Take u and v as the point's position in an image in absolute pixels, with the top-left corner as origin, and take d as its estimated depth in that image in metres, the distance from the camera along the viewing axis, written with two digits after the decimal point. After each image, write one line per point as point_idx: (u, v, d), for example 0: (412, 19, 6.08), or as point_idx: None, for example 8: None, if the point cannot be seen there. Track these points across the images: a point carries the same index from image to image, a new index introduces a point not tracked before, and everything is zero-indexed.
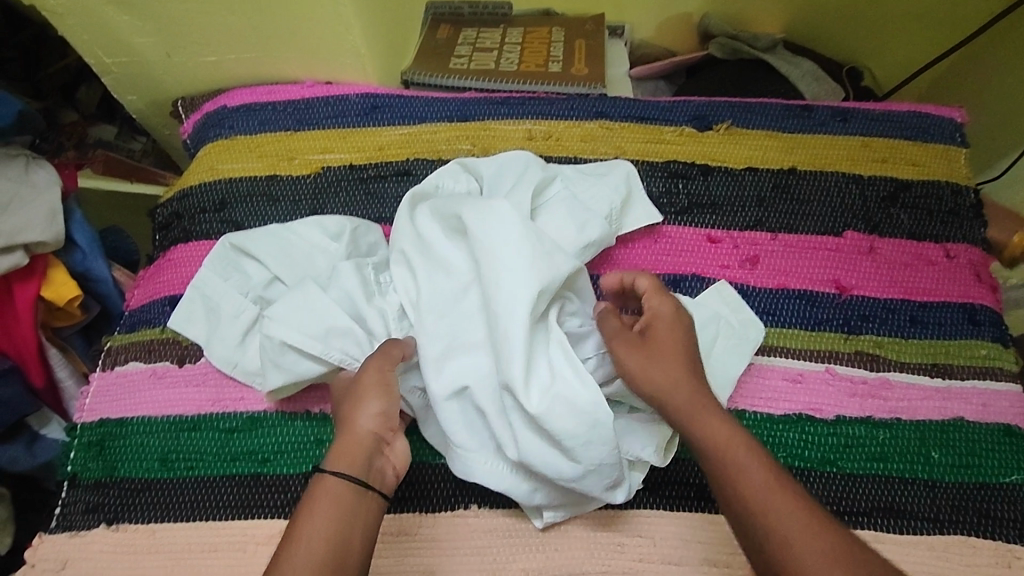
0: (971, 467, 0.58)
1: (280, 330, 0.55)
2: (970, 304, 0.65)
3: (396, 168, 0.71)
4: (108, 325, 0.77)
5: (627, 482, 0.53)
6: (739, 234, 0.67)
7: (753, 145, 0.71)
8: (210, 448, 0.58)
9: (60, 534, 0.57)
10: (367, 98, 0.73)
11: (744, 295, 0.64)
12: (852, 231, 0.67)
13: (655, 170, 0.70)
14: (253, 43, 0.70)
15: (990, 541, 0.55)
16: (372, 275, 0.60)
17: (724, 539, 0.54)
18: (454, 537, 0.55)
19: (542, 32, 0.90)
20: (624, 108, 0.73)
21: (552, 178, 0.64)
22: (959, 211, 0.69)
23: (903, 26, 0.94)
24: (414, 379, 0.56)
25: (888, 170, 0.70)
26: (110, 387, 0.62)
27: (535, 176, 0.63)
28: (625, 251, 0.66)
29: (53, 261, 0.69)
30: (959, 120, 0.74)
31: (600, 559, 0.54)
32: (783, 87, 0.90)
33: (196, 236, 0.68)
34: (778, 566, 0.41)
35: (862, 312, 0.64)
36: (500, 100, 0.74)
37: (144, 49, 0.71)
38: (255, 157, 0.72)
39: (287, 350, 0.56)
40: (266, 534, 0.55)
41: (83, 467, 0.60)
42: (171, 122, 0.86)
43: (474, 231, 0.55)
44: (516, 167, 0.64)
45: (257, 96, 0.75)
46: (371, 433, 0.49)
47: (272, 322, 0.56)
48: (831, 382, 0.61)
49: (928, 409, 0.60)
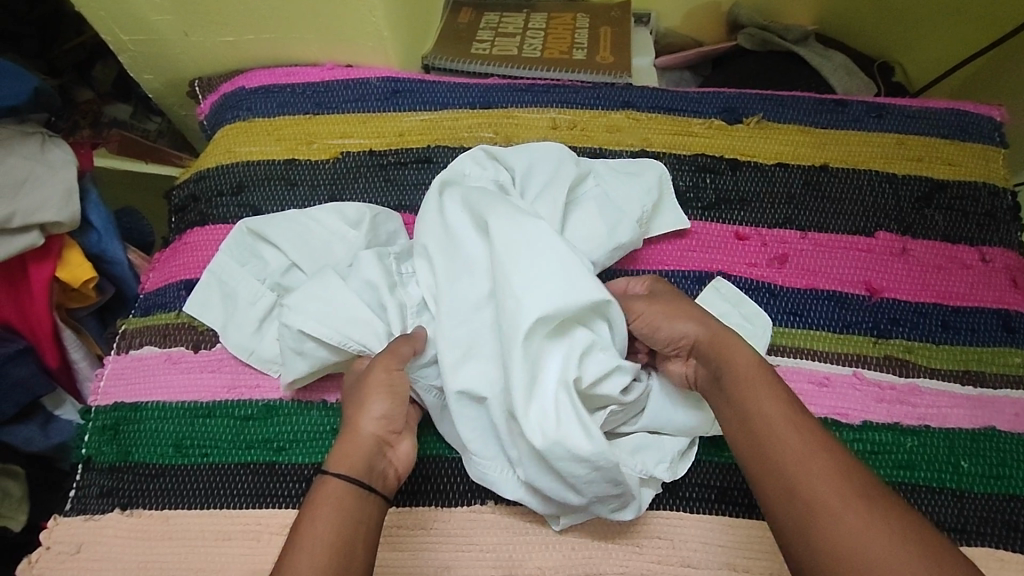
0: (1001, 478, 0.56)
1: (300, 319, 0.54)
2: (1005, 310, 0.63)
3: (416, 155, 0.69)
4: (123, 308, 0.77)
5: (637, 500, 0.52)
6: (768, 231, 0.65)
7: (784, 139, 0.69)
8: (225, 435, 0.58)
9: (75, 517, 0.57)
10: (388, 82, 0.72)
11: (772, 294, 0.62)
12: (884, 231, 0.65)
13: (682, 164, 0.68)
14: (272, 23, 0.68)
15: (1018, 554, 0.54)
16: (394, 265, 0.58)
17: (745, 543, 0.53)
18: (470, 533, 0.54)
19: (567, 18, 0.87)
20: (651, 99, 0.71)
21: (587, 174, 0.62)
22: (996, 213, 0.67)
23: (939, 19, 0.91)
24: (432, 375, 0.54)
25: (924, 169, 0.68)
26: (125, 371, 0.62)
27: (569, 171, 0.61)
28: (650, 246, 0.65)
29: (68, 242, 0.68)
30: (998, 119, 0.71)
31: (619, 560, 0.53)
32: (813, 81, 0.88)
33: (212, 220, 0.67)
34: (812, 535, 0.39)
35: (892, 316, 0.62)
36: (525, 88, 0.72)
37: (162, 27, 0.69)
38: (274, 141, 0.71)
39: (306, 338, 0.55)
40: (280, 524, 0.54)
41: (98, 451, 0.59)
42: (187, 103, 0.84)
43: (498, 233, 0.53)
44: (549, 159, 0.62)
45: (276, 78, 0.73)
46: (373, 436, 0.48)
47: (291, 311, 0.55)
48: (859, 387, 0.59)
49: (958, 417, 0.58)
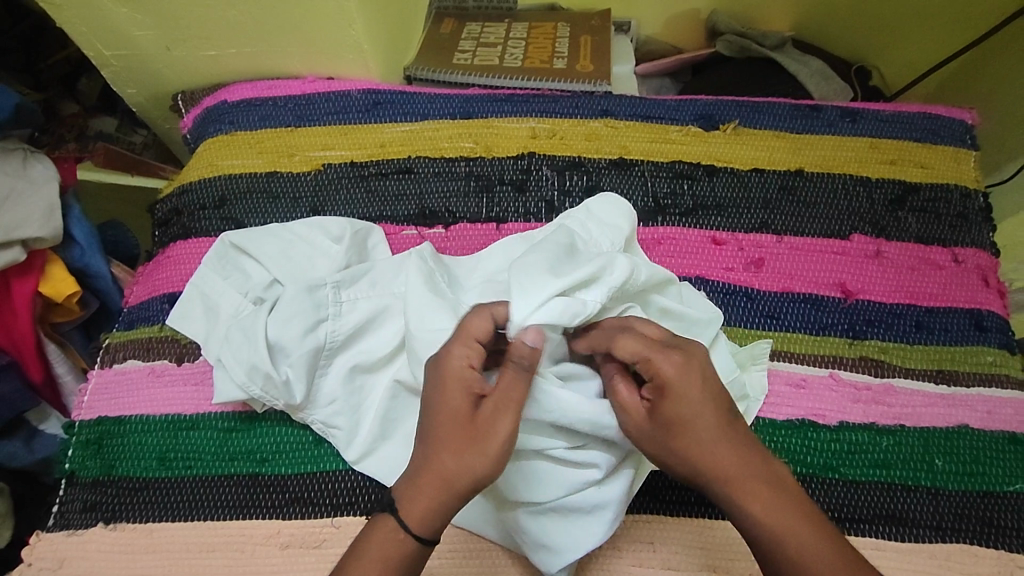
0: (975, 476, 0.57)
1: (231, 360, 0.55)
2: (977, 310, 0.64)
3: (397, 166, 0.70)
4: (108, 321, 0.77)
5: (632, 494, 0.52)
6: (745, 236, 0.66)
7: (759, 146, 0.70)
8: (208, 447, 0.58)
9: (58, 532, 0.57)
10: (369, 94, 0.73)
11: (749, 298, 0.63)
12: (859, 234, 0.66)
13: (660, 171, 0.69)
14: (253, 37, 0.69)
15: (992, 550, 0.55)
16: (328, 296, 0.56)
17: (725, 545, 0.54)
18: (453, 542, 0.54)
19: (547, 28, 0.89)
20: (629, 107, 0.72)
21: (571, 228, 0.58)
22: (967, 215, 0.68)
23: (912, 25, 0.92)
24: (316, 413, 0.56)
25: (897, 172, 0.69)
26: (108, 385, 0.62)
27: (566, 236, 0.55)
28: (653, 245, 0.66)
29: (51, 257, 0.69)
30: (969, 123, 0.73)
31: (600, 564, 0.54)
32: (791, 86, 0.89)
33: (195, 233, 0.68)
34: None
35: (867, 317, 0.63)
36: (504, 98, 0.73)
37: (143, 43, 0.70)
38: (256, 153, 0.71)
39: (234, 368, 0.55)
40: (264, 535, 0.55)
41: (81, 465, 0.59)
42: (170, 115, 0.85)
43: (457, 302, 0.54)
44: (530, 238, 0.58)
45: (258, 92, 0.74)
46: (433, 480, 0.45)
47: (228, 353, 0.55)
48: (835, 388, 0.60)
49: (932, 416, 0.59)
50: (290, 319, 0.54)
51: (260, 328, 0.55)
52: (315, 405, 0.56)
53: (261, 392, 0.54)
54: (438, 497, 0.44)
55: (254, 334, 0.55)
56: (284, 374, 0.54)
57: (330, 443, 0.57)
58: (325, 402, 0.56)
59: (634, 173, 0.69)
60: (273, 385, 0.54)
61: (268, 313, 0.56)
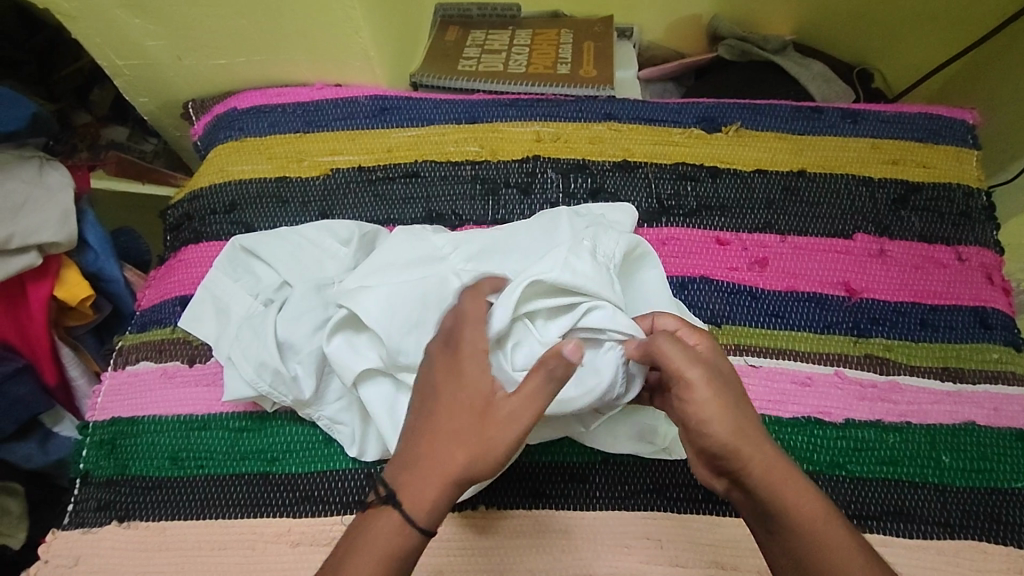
0: (983, 472, 0.57)
1: (238, 358, 0.56)
2: (982, 307, 0.64)
3: (404, 170, 0.71)
4: (120, 325, 0.78)
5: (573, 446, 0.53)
6: (748, 236, 0.67)
7: (762, 147, 0.71)
8: (219, 447, 0.59)
9: (73, 531, 0.58)
10: (376, 100, 0.74)
11: (753, 297, 0.64)
12: (862, 233, 0.67)
13: (663, 173, 0.70)
14: (263, 45, 0.70)
15: (1001, 547, 0.55)
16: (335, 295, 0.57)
17: (733, 542, 0.54)
18: (462, 540, 0.55)
19: (550, 34, 0.90)
20: (632, 110, 0.73)
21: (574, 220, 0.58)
22: (971, 213, 0.68)
23: (912, 27, 0.93)
24: (323, 409, 0.57)
25: (900, 172, 0.70)
26: (122, 387, 0.63)
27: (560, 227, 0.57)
28: None
29: (66, 262, 0.70)
30: (971, 122, 0.73)
31: (608, 561, 0.54)
32: (792, 89, 0.90)
33: (206, 237, 0.69)
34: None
35: (872, 315, 0.63)
36: (508, 102, 0.74)
37: (155, 52, 0.71)
38: (266, 159, 0.72)
39: (237, 363, 0.56)
40: (276, 533, 0.56)
41: (95, 465, 0.60)
42: (181, 123, 0.86)
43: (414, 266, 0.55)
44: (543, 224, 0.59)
45: (268, 99, 0.75)
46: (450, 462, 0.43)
47: (235, 350, 0.56)
48: (841, 386, 0.60)
49: (939, 413, 0.60)
50: (299, 318, 0.56)
51: (269, 328, 0.56)
52: (324, 402, 0.57)
53: (270, 388, 0.55)
54: (442, 485, 0.43)
55: (264, 332, 0.56)
56: (293, 371, 0.55)
57: (337, 441, 0.58)
58: (335, 400, 0.57)
59: (638, 175, 0.69)
60: (282, 382, 0.55)
61: (274, 311, 0.57)
